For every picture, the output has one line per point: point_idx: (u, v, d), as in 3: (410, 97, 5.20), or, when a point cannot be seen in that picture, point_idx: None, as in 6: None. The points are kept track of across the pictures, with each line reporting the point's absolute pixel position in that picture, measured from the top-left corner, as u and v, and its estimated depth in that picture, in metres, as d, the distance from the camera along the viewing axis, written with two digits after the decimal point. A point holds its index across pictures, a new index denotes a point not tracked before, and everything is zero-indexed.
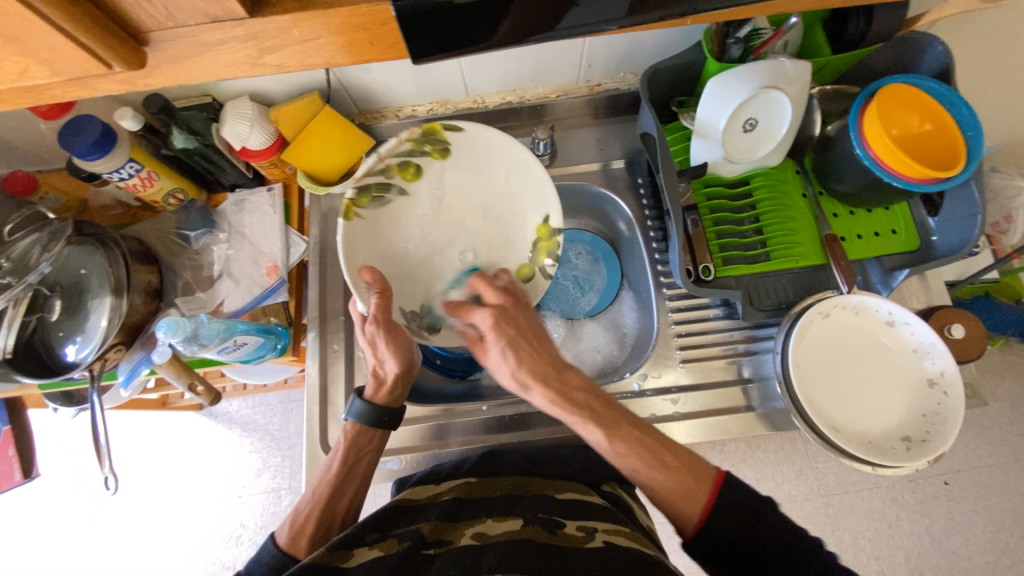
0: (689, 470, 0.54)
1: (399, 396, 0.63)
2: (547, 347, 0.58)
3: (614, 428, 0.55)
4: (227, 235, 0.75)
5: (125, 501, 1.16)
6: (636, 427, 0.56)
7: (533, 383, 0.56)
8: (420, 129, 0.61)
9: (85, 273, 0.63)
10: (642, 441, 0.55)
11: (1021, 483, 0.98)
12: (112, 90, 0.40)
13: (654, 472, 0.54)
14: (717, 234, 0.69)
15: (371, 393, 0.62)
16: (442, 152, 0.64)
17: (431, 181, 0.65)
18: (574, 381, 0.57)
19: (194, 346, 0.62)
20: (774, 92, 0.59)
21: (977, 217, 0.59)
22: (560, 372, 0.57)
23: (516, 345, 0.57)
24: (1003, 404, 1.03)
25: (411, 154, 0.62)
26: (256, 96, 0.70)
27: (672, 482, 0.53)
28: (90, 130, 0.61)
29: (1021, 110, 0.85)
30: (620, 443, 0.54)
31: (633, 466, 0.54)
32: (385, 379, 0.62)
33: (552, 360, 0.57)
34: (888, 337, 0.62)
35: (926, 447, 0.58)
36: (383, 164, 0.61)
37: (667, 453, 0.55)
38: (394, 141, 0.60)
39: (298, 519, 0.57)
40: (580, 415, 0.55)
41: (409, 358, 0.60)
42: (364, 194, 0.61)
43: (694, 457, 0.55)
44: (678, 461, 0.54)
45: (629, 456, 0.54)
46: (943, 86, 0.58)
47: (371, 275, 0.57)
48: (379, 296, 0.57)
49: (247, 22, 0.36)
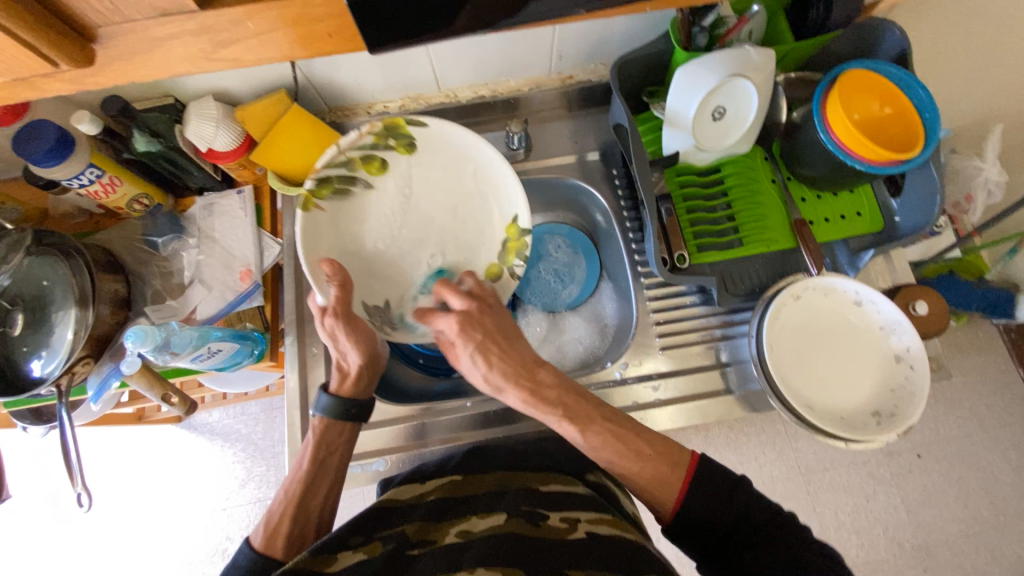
0: (666, 457, 0.54)
1: (366, 388, 0.62)
2: (515, 346, 0.58)
3: (587, 423, 0.55)
4: (196, 240, 0.73)
5: (104, 519, 1.13)
6: (611, 420, 0.56)
7: (505, 384, 0.56)
8: (383, 123, 0.62)
9: (48, 284, 0.61)
10: (617, 433, 0.55)
11: (988, 451, 1.02)
12: (61, 90, 0.38)
13: (632, 460, 0.54)
14: (691, 222, 0.70)
15: (336, 386, 0.62)
16: (407, 147, 0.64)
17: (398, 176, 0.65)
18: (545, 378, 0.56)
19: (165, 354, 0.60)
20: (740, 80, 0.60)
21: (936, 197, 0.62)
22: (530, 371, 0.57)
23: (486, 349, 0.56)
24: (969, 376, 1.07)
25: (376, 148, 0.63)
26: (220, 95, 0.68)
27: (650, 472, 0.54)
28: (46, 135, 0.58)
29: (976, 95, 0.88)
30: (593, 436, 0.55)
31: (611, 456, 0.55)
32: (349, 372, 0.61)
33: (523, 360, 0.57)
34: (857, 315, 0.64)
35: (895, 421, 0.60)
36: (345, 158, 0.62)
37: (641, 441, 0.55)
38: (354, 134, 0.61)
39: (273, 519, 0.56)
40: (553, 413, 0.55)
41: (371, 348, 0.60)
42: (324, 185, 0.61)
43: (670, 443, 0.56)
44: (654, 449, 0.55)
45: (604, 449, 0.55)
46: (900, 70, 0.60)
47: (331, 266, 0.57)
48: (337, 288, 0.57)
49: (199, 15, 0.35)
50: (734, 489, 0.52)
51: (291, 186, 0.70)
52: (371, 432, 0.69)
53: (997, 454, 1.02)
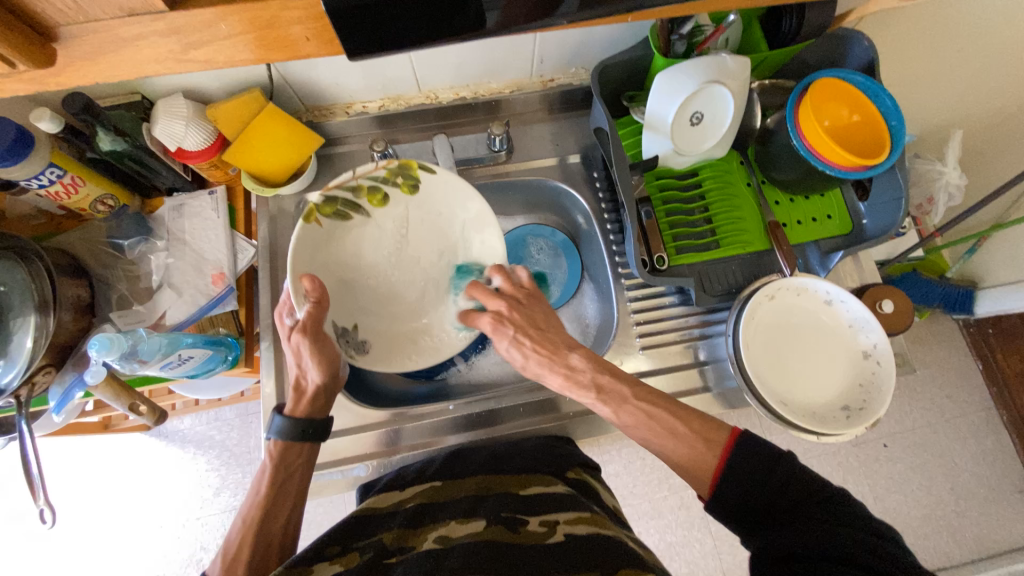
0: (700, 435, 0.54)
1: (323, 407, 0.61)
2: (549, 336, 0.60)
3: (619, 402, 0.57)
4: (165, 242, 0.70)
5: (70, 533, 1.08)
6: (643, 398, 0.57)
7: (542, 372, 0.60)
8: (397, 162, 0.63)
9: (4, 289, 0.57)
10: (647, 411, 0.56)
11: (948, 440, 1.08)
12: (18, 90, 0.36)
13: (661, 435, 0.55)
14: (669, 224, 0.71)
15: (291, 407, 0.60)
16: (411, 189, 0.65)
17: (396, 214, 0.66)
18: (577, 363, 0.59)
19: (134, 362, 0.57)
20: (718, 87, 0.62)
21: (901, 200, 0.64)
22: (564, 358, 0.59)
23: (519, 342, 0.60)
24: (931, 370, 1.13)
25: (384, 182, 0.63)
26: (190, 93, 0.66)
27: (683, 448, 0.54)
28: (0, 134, 0.55)
29: (938, 103, 0.92)
30: (625, 415, 0.57)
31: (643, 433, 0.56)
32: (307, 391, 0.60)
33: (556, 346, 0.60)
34: (827, 314, 0.67)
35: (864, 415, 0.62)
36: (355, 184, 0.62)
37: (675, 421, 0.55)
38: (369, 165, 0.61)
39: (230, 550, 0.54)
40: (587, 395, 0.58)
41: (334, 369, 0.59)
42: (328, 203, 0.61)
43: (706, 421, 0.56)
44: (688, 428, 0.55)
45: (636, 426, 0.57)
46: (868, 79, 0.62)
47: (310, 283, 0.57)
48: (313, 305, 0.57)
49: (168, 16, 0.34)
50: (775, 465, 0.49)
51: (268, 188, 0.70)
52: (346, 440, 0.67)
53: (956, 444, 1.08)
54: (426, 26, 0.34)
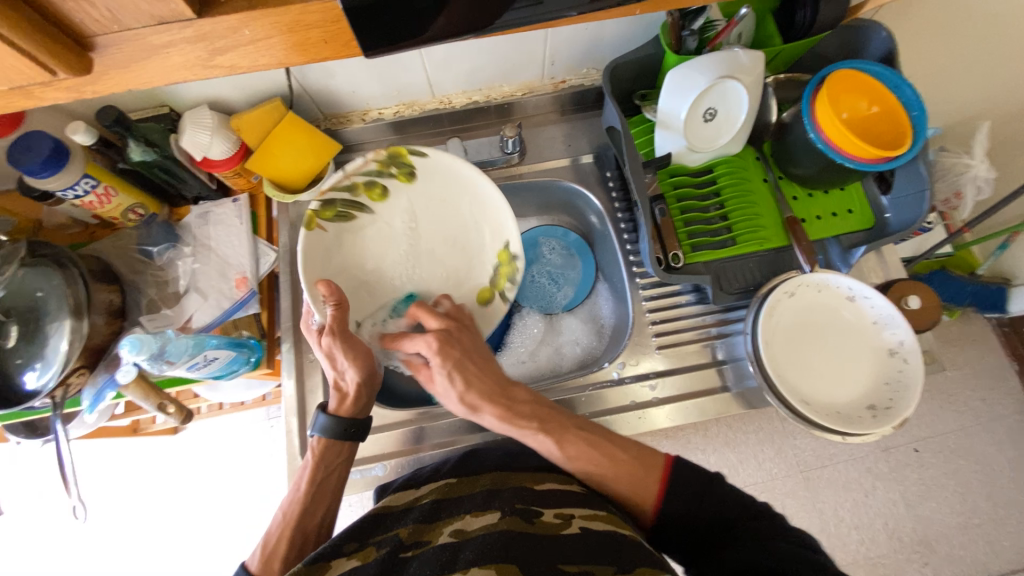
0: (640, 462, 0.57)
1: (365, 406, 0.61)
2: (490, 365, 0.60)
3: (561, 433, 0.58)
4: (192, 248, 0.73)
5: (103, 532, 1.12)
6: (583, 428, 0.59)
7: (481, 403, 0.58)
8: (386, 151, 0.63)
9: (42, 295, 0.60)
10: (590, 440, 0.58)
11: (984, 444, 1.03)
12: (57, 99, 0.38)
13: (606, 467, 0.57)
14: (684, 222, 0.71)
15: (334, 406, 0.60)
16: (408, 175, 0.65)
17: (399, 206, 0.67)
18: (519, 396, 0.59)
19: (161, 363, 0.59)
20: (730, 81, 0.61)
21: (924, 192, 0.63)
22: (505, 389, 0.59)
23: (463, 367, 0.58)
24: (963, 370, 1.08)
25: (379, 175, 0.64)
26: (215, 104, 0.69)
27: (623, 474, 0.56)
28: (39, 146, 0.58)
29: (965, 94, 0.89)
30: (568, 446, 0.57)
31: (586, 464, 0.57)
32: (348, 391, 0.60)
33: (498, 379, 0.59)
34: (849, 310, 0.65)
35: (891, 414, 0.60)
36: (349, 182, 0.63)
37: (616, 447, 0.58)
38: (359, 160, 0.62)
39: (269, 543, 0.56)
40: (528, 426, 0.58)
41: (370, 366, 0.58)
42: (328, 207, 0.62)
43: (644, 448, 0.58)
44: (627, 454, 0.57)
45: (580, 458, 0.57)
46: (885, 69, 0.61)
47: (326, 287, 0.56)
48: (334, 308, 0.56)
49: (196, 23, 0.35)
50: (708, 485, 0.53)
51: (289, 195, 0.71)
52: (369, 439, 0.68)
53: (992, 448, 1.03)
54: (439, 17, 0.35)
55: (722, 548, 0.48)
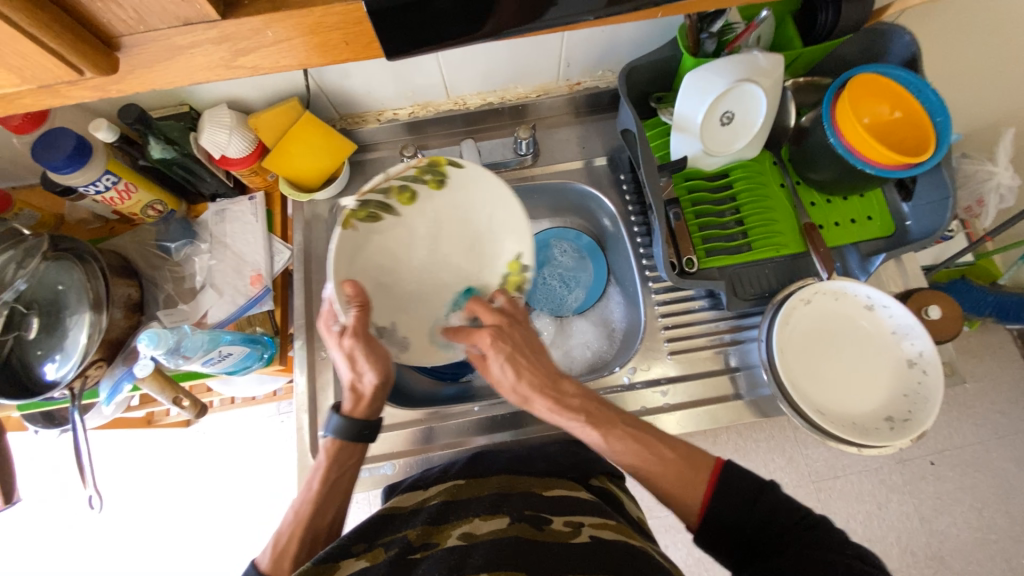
0: (688, 461, 0.56)
1: (379, 409, 0.61)
2: (543, 358, 0.59)
3: (609, 427, 0.57)
4: (208, 245, 0.74)
5: (116, 522, 1.14)
6: (631, 425, 0.57)
7: (532, 394, 0.57)
8: (427, 160, 0.64)
9: (63, 289, 0.61)
10: (636, 437, 0.57)
11: (1003, 459, 1.00)
12: (83, 97, 0.39)
13: (654, 464, 0.56)
14: (699, 227, 0.70)
15: (349, 407, 0.60)
16: (440, 184, 0.65)
17: (425, 213, 0.67)
18: (569, 389, 0.58)
19: (178, 358, 0.60)
20: (749, 85, 0.61)
21: (948, 200, 0.61)
22: (555, 381, 0.58)
23: (516, 360, 0.57)
24: (983, 382, 1.06)
25: (415, 180, 0.64)
26: (233, 103, 0.70)
27: (670, 473, 0.55)
28: (63, 143, 0.59)
29: (989, 100, 0.87)
30: (616, 442, 0.56)
31: (633, 460, 0.56)
32: (363, 394, 0.59)
33: (549, 372, 0.58)
34: (867, 319, 0.64)
35: (909, 426, 0.59)
36: (386, 185, 0.63)
37: (663, 445, 0.57)
38: (401, 165, 0.62)
39: (281, 541, 0.56)
40: (577, 419, 0.57)
41: (387, 371, 0.59)
42: (362, 208, 0.62)
43: (691, 447, 0.57)
44: (676, 453, 0.56)
45: (626, 453, 0.56)
46: (908, 74, 0.60)
47: (352, 288, 0.57)
48: (358, 309, 0.57)
49: (220, 24, 0.36)
50: (761, 492, 0.52)
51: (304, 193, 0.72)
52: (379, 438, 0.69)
53: (1012, 462, 1.00)
54: (459, 20, 0.35)
55: (780, 554, 0.47)
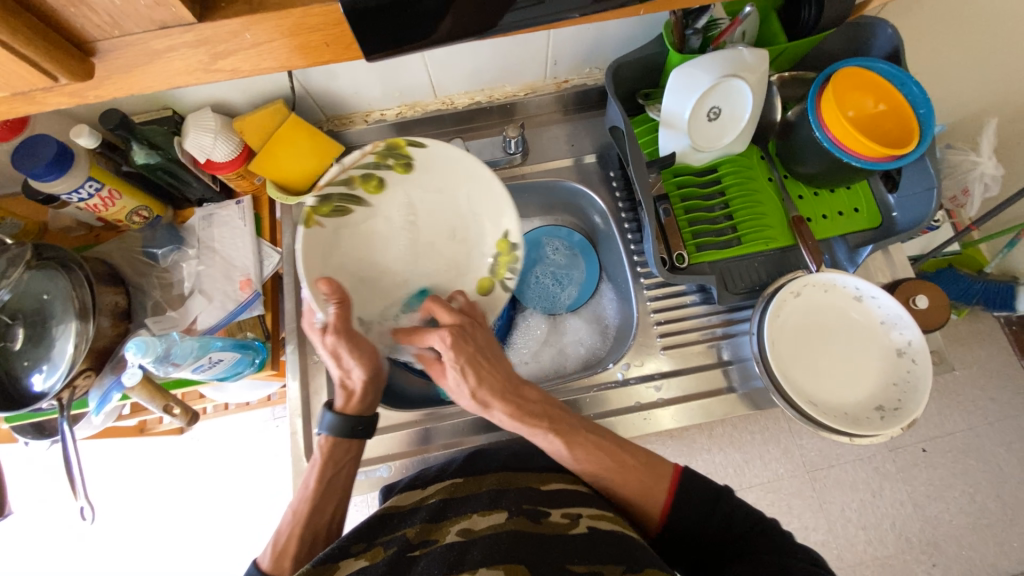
0: (649, 468, 0.57)
1: (372, 404, 0.61)
2: (502, 363, 0.59)
3: (571, 435, 0.57)
4: (196, 250, 0.73)
5: (110, 531, 1.13)
6: (594, 432, 0.58)
7: (491, 400, 0.58)
8: (384, 143, 0.63)
9: (48, 297, 0.60)
10: (598, 443, 0.58)
11: (993, 444, 1.02)
12: (60, 104, 0.38)
13: (615, 470, 0.57)
14: (689, 222, 0.70)
15: (341, 404, 0.60)
16: (405, 167, 0.65)
17: (397, 199, 0.66)
18: (530, 395, 0.59)
19: (167, 365, 0.59)
20: (734, 80, 0.61)
21: (933, 190, 0.62)
22: (516, 388, 0.58)
23: (474, 363, 0.57)
24: (972, 369, 1.07)
25: (376, 167, 0.63)
26: (218, 107, 0.69)
27: (632, 480, 0.56)
28: (44, 150, 0.59)
29: (972, 91, 0.88)
30: (577, 449, 0.57)
31: (596, 467, 0.57)
32: (354, 390, 0.60)
33: (510, 377, 0.59)
34: (857, 310, 0.65)
35: (899, 415, 0.60)
36: (347, 175, 0.62)
37: (625, 453, 0.57)
38: (357, 153, 0.61)
39: (280, 541, 0.57)
40: (539, 425, 0.57)
41: (375, 365, 0.59)
42: (325, 203, 0.61)
43: (652, 455, 0.59)
44: (637, 460, 0.57)
45: (589, 460, 0.57)
46: (890, 66, 0.61)
47: (328, 285, 0.56)
48: (336, 305, 0.57)
49: (197, 27, 0.35)
50: (718, 498, 0.54)
51: (290, 197, 0.70)
52: (375, 440, 0.68)
53: (1001, 447, 1.02)
54: (439, 19, 0.35)
55: (738, 559, 0.50)
